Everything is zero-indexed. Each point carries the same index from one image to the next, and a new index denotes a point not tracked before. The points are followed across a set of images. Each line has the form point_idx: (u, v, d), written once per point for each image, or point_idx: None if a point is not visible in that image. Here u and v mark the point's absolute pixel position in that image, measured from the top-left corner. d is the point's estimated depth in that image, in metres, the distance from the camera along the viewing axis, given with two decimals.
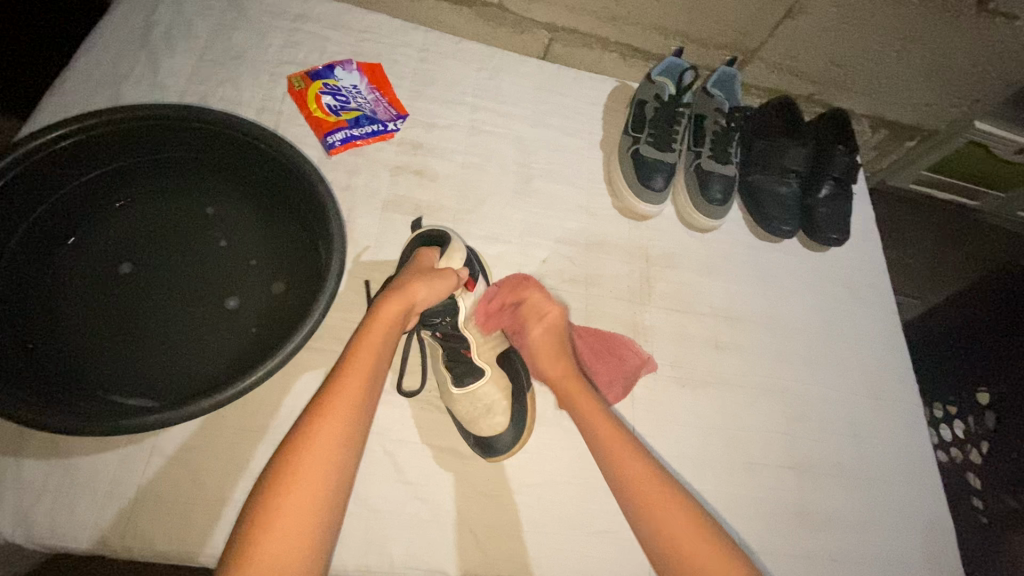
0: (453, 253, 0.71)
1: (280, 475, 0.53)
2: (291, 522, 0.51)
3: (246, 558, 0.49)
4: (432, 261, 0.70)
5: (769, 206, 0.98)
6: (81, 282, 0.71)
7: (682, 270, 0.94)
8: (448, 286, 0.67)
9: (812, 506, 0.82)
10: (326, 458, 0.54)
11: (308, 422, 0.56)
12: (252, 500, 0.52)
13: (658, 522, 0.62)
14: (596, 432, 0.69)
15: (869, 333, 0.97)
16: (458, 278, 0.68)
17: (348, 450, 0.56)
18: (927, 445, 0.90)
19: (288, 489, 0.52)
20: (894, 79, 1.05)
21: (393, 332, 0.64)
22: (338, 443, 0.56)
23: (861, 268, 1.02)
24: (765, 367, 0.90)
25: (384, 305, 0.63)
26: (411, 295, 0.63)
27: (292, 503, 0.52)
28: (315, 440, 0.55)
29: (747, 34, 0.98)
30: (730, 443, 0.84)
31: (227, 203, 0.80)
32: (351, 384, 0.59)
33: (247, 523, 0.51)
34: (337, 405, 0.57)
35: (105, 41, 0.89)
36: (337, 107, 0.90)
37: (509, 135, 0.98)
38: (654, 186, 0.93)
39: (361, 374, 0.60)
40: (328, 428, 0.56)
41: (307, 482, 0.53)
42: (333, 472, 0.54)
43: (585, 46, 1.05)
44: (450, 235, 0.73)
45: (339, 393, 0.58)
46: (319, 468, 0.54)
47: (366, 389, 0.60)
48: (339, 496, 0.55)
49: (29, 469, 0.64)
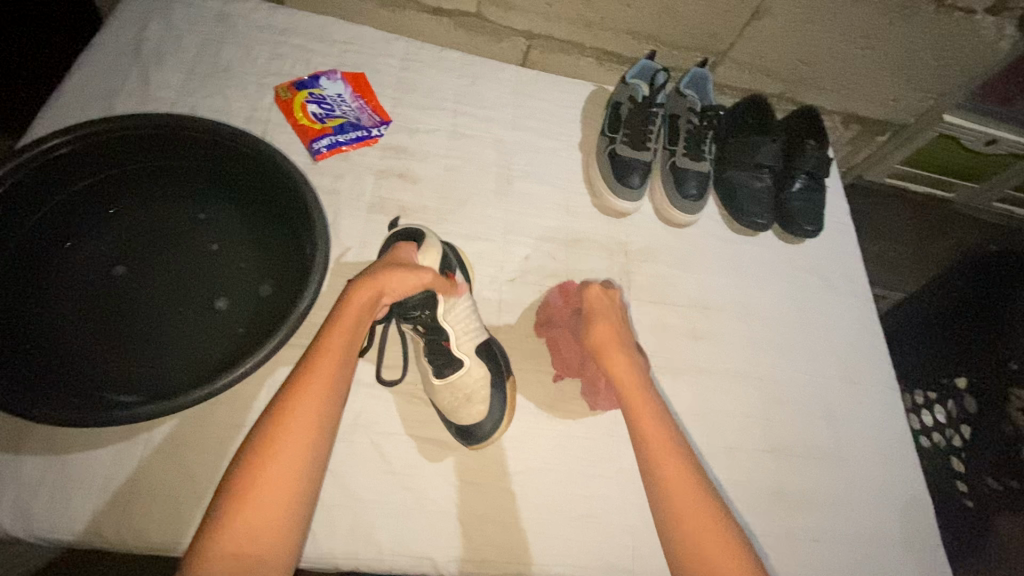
0: (427, 247, 0.74)
1: (256, 452, 0.55)
2: (269, 496, 0.53)
3: (218, 534, 0.51)
4: (409, 255, 0.71)
5: (743, 200, 1.01)
6: (77, 284, 0.74)
7: (660, 264, 0.97)
8: (422, 276, 0.68)
9: (791, 487, 0.84)
10: (297, 440, 0.56)
11: (283, 402, 0.58)
12: (228, 475, 0.54)
13: (692, 533, 0.60)
14: (648, 434, 0.67)
15: (845, 321, 0.99)
16: (434, 269, 0.71)
17: (322, 429, 0.59)
18: (903, 428, 0.93)
19: (266, 465, 0.54)
20: (862, 76, 1.08)
21: (364, 318, 0.66)
22: (313, 422, 0.58)
23: (835, 258, 1.05)
24: (741, 355, 0.93)
25: (355, 292, 0.65)
26: (381, 283, 0.65)
27: (269, 478, 0.54)
28: (291, 419, 0.57)
29: (716, 36, 1.02)
30: (709, 429, 0.86)
31: (218, 209, 0.83)
32: (324, 365, 0.61)
33: (225, 497, 0.53)
34: (311, 385, 0.59)
35: (98, 57, 0.93)
36: (322, 115, 0.94)
37: (489, 138, 1.01)
38: (631, 183, 0.96)
39: (334, 356, 0.62)
40: (303, 408, 0.58)
41: (283, 458, 0.55)
42: (308, 449, 0.57)
43: (561, 52, 1.09)
44: (427, 233, 0.77)
45: (311, 375, 0.60)
46: (295, 445, 0.56)
47: (336, 375, 0.61)
48: (315, 472, 0.57)
49: (27, 465, 0.66)
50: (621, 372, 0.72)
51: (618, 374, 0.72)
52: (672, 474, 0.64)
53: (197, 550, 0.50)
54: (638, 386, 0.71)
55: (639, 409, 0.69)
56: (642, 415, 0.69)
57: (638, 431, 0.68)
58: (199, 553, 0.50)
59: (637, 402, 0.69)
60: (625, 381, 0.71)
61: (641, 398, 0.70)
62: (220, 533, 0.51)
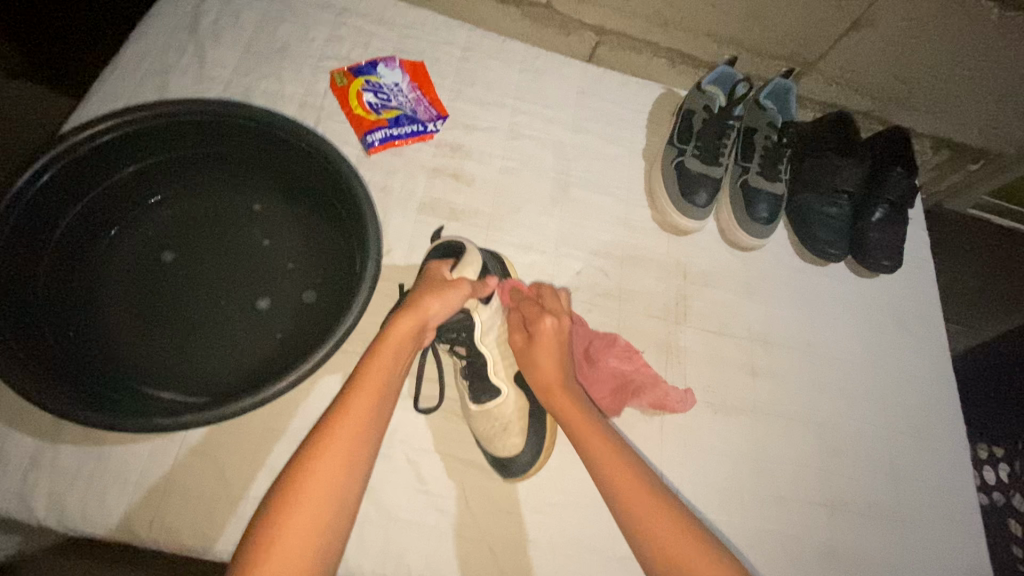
0: (466, 263, 0.68)
1: (284, 495, 0.52)
2: (293, 545, 0.50)
3: None
4: (441, 274, 0.67)
5: (817, 228, 0.93)
6: (127, 270, 0.74)
7: (721, 290, 0.91)
8: (459, 297, 0.64)
9: (843, 547, 0.79)
10: (330, 481, 0.53)
11: (313, 441, 0.55)
12: (252, 522, 0.51)
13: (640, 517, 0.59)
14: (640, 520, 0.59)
15: (916, 368, 0.92)
16: (469, 287, 0.65)
17: (353, 472, 0.55)
18: (970, 490, 0.86)
19: (292, 509, 0.51)
20: (962, 99, 0.98)
21: (403, 353, 0.62)
22: (343, 464, 0.55)
23: (911, 298, 0.96)
24: (800, 396, 0.86)
25: (396, 323, 0.61)
26: (423, 312, 0.61)
27: (295, 523, 0.51)
28: (320, 460, 0.54)
29: (807, 45, 0.93)
30: (759, 474, 0.81)
31: (274, 201, 0.81)
32: (359, 402, 0.58)
33: (247, 545, 0.50)
34: (343, 424, 0.56)
35: (154, 29, 0.89)
36: (377, 105, 0.89)
37: (549, 140, 0.95)
38: (697, 201, 0.89)
39: (371, 393, 0.59)
40: (334, 448, 0.55)
41: (311, 501, 0.52)
42: (336, 493, 0.53)
43: (633, 50, 1.01)
44: (467, 245, 0.70)
45: (345, 413, 0.57)
46: (323, 489, 0.53)
47: (373, 410, 0.58)
48: (343, 517, 0.54)
49: (65, 454, 0.65)
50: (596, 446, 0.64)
51: (592, 450, 0.64)
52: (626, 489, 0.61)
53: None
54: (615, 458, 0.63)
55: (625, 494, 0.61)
56: (628, 501, 0.60)
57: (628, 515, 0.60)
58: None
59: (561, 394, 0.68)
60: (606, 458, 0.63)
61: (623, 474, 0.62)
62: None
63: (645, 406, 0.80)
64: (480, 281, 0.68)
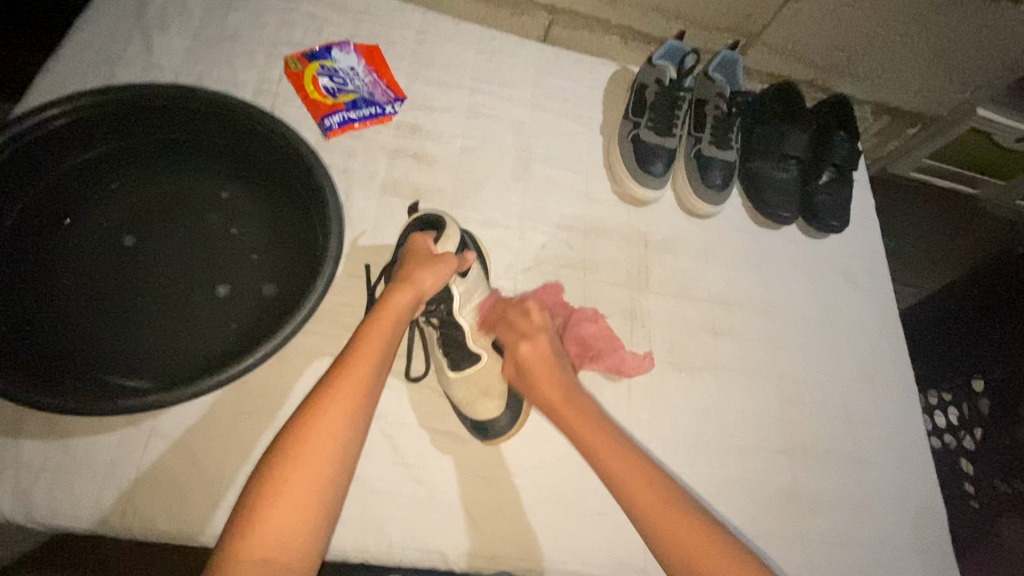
0: (449, 239, 0.70)
1: (289, 451, 0.53)
2: (299, 500, 0.51)
3: (252, 528, 0.49)
4: (428, 247, 0.68)
5: (768, 193, 0.97)
6: (87, 254, 0.72)
7: (681, 256, 0.94)
8: (450, 271, 0.66)
9: (805, 490, 0.83)
10: (332, 439, 0.55)
11: (317, 400, 0.56)
12: (256, 473, 0.53)
13: (659, 522, 0.60)
14: (683, 552, 0.58)
15: (868, 323, 0.97)
16: (457, 263, 0.67)
17: (355, 431, 0.57)
18: (920, 431, 0.91)
19: (295, 465, 0.52)
20: (897, 65, 1.03)
21: (401, 321, 0.64)
22: (345, 423, 0.56)
23: (860, 256, 1.01)
24: (760, 353, 0.90)
25: (395, 295, 0.63)
26: (418, 285, 0.64)
27: (299, 479, 0.52)
28: (324, 418, 0.55)
29: (749, 17, 0.97)
30: (727, 429, 0.84)
31: (239, 188, 0.80)
32: (358, 366, 0.59)
33: (255, 495, 0.51)
34: (345, 386, 0.57)
35: (99, 20, 0.87)
36: (334, 89, 0.89)
37: (508, 118, 0.97)
38: (654, 171, 0.92)
39: (369, 358, 0.60)
40: (335, 408, 0.56)
41: (315, 458, 0.53)
42: (337, 453, 0.55)
43: (585, 28, 1.03)
44: (448, 220, 0.71)
45: (346, 376, 0.58)
46: (326, 446, 0.54)
47: (373, 374, 0.59)
48: (344, 473, 0.55)
49: (29, 448, 0.64)
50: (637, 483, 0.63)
51: (614, 474, 0.64)
52: (647, 504, 0.61)
53: (223, 550, 0.49)
54: (660, 504, 0.61)
55: (660, 523, 0.60)
56: (665, 532, 0.60)
57: (672, 554, 0.59)
58: (223, 557, 0.48)
59: (574, 422, 0.68)
60: (635, 494, 0.62)
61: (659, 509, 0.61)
62: (247, 538, 0.49)
63: (602, 370, 0.82)
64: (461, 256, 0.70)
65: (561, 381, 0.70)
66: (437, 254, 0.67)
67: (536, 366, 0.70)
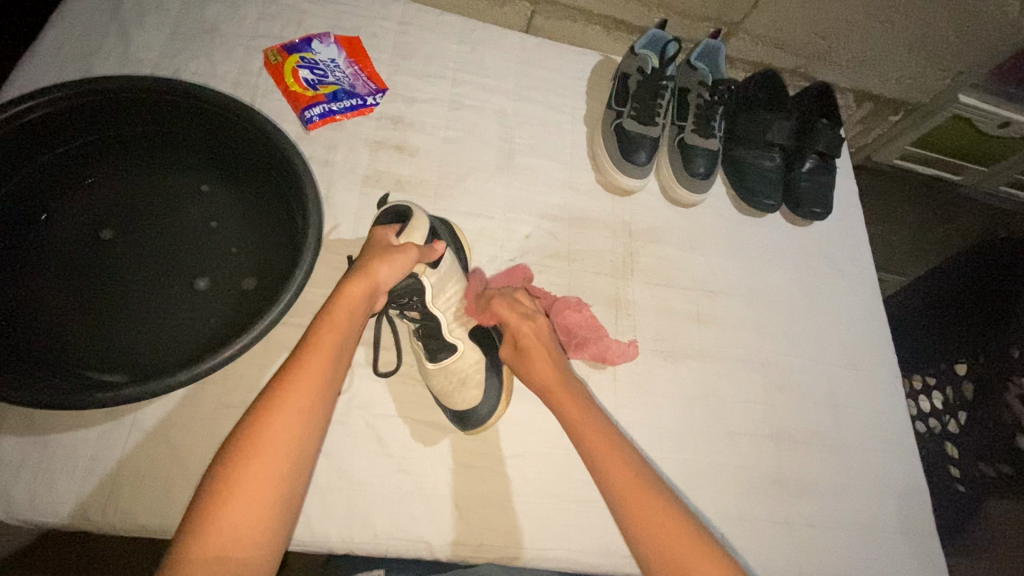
0: (412, 229, 0.68)
1: (243, 446, 0.52)
2: (255, 497, 0.50)
3: (207, 527, 0.48)
4: (387, 239, 0.67)
5: (750, 180, 0.97)
6: (62, 250, 0.72)
7: (665, 245, 0.94)
8: (409, 262, 0.65)
9: (791, 474, 0.84)
10: (287, 434, 0.54)
11: (271, 395, 0.55)
12: (209, 473, 0.52)
13: (641, 514, 0.58)
14: (663, 547, 0.56)
15: (851, 309, 0.97)
16: (418, 253, 0.66)
17: (311, 425, 0.56)
18: (903, 415, 0.92)
19: (251, 460, 0.51)
20: (878, 52, 1.04)
21: (357, 314, 0.63)
22: (300, 418, 0.55)
23: (842, 241, 1.02)
24: (745, 339, 0.91)
25: (349, 287, 0.62)
26: (376, 276, 0.62)
27: (255, 473, 0.51)
28: (278, 414, 0.54)
29: (730, 6, 0.97)
30: (713, 415, 0.85)
31: (219, 181, 0.80)
32: (314, 360, 0.58)
33: (207, 494, 0.50)
34: (301, 379, 0.57)
35: (74, 14, 0.86)
36: (314, 81, 0.89)
37: (490, 109, 0.96)
38: (637, 160, 0.92)
39: (325, 352, 0.59)
40: (290, 403, 0.55)
41: (270, 454, 0.52)
42: (293, 448, 0.54)
43: (568, 18, 1.03)
44: (412, 210, 0.71)
45: (300, 370, 0.57)
46: (282, 442, 0.53)
47: (329, 368, 0.59)
48: (302, 468, 0.55)
49: (8, 445, 0.64)
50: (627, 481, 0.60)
51: (602, 461, 0.62)
52: (632, 491, 0.59)
53: (177, 550, 0.47)
54: (647, 499, 0.59)
55: (647, 523, 0.57)
56: (648, 526, 0.57)
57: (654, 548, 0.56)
58: (176, 557, 0.47)
59: (568, 407, 0.67)
60: (620, 482, 0.60)
61: (653, 513, 0.58)
62: (201, 536, 0.48)
63: (586, 358, 0.83)
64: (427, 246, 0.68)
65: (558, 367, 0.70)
66: (396, 245, 0.66)
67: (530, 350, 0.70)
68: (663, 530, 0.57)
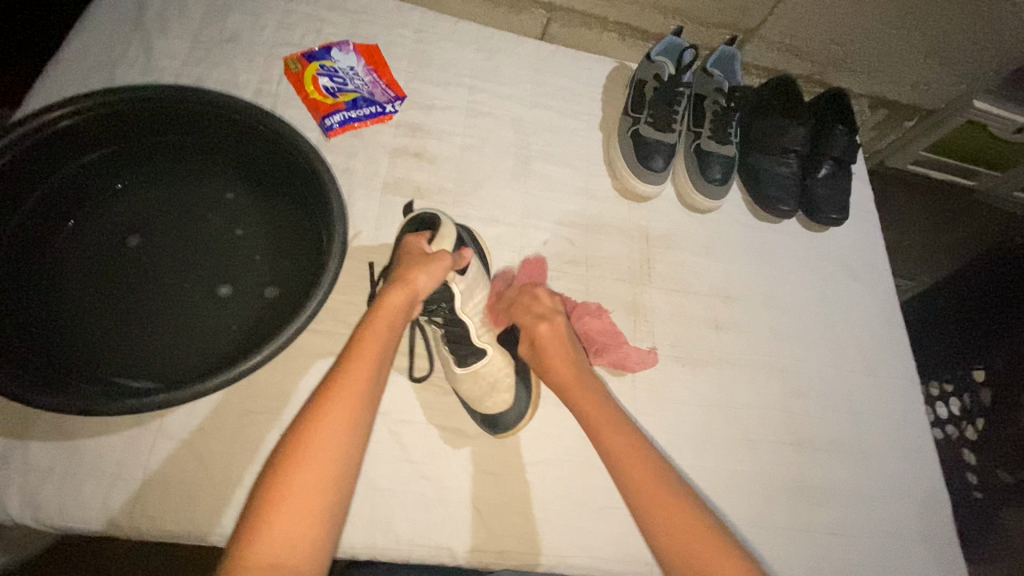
0: (444, 238, 0.69)
1: (287, 457, 0.53)
2: (303, 505, 0.51)
3: (257, 535, 0.49)
4: (420, 246, 0.67)
5: (768, 187, 0.97)
6: (90, 256, 0.73)
7: (682, 251, 0.95)
8: (444, 268, 0.65)
9: (811, 481, 0.83)
10: (333, 443, 0.54)
11: (315, 406, 0.56)
12: (258, 483, 0.52)
13: (655, 509, 0.60)
14: (679, 544, 0.58)
15: (868, 314, 0.97)
16: (451, 259, 0.66)
17: (355, 435, 0.56)
18: (922, 421, 0.91)
19: (297, 469, 0.52)
20: (894, 58, 1.04)
21: (395, 324, 0.63)
22: (345, 427, 0.56)
23: (858, 247, 1.02)
24: (763, 345, 0.91)
25: (387, 296, 0.63)
26: (412, 285, 0.63)
27: (301, 482, 0.52)
28: (322, 424, 0.55)
29: (746, 13, 0.97)
30: (732, 422, 0.84)
31: (244, 189, 0.81)
32: (355, 371, 0.59)
33: (257, 504, 0.51)
34: (343, 388, 0.57)
35: (98, 23, 0.87)
36: (334, 89, 0.90)
37: (507, 116, 0.97)
38: (654, 166, 0.92)
39: (366, 361, 0.60)
40: (334, 413, 0.56)
41: (316, 463, 0.53)
42: (338, 457, 0.54)
43: (584, 26, 1.03)
44: (440, 217, 0.71)
45: (343, 380, 0.58)
46: (327, 451, 0.54)
47: (370, 376, 0.59)
48: (348, 477, 0.55)
49: (37, 451, 0.64)
50: (647, 488, 0.61)
51: (609, 448, 0.65)
52: (645, 485, 0.61)
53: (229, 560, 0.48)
54: (663, 497, 0.60)
55: (658, 517, 0.59)
56: (660, 519, 0.59)
57: (669, 540, 0.58)
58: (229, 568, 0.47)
59: (580, 400, 0.69)
60: (633, 473, 0.62)
61: (669, 506, 0.60)
62: (251, 545, 0.48)
63: (607, 365, 0.83)
64: (456, 253, 0.69)
65: (574, 362, 0.72)
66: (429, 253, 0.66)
67: (551, 348, 0.72)
68: (679, 523, 0.59)
